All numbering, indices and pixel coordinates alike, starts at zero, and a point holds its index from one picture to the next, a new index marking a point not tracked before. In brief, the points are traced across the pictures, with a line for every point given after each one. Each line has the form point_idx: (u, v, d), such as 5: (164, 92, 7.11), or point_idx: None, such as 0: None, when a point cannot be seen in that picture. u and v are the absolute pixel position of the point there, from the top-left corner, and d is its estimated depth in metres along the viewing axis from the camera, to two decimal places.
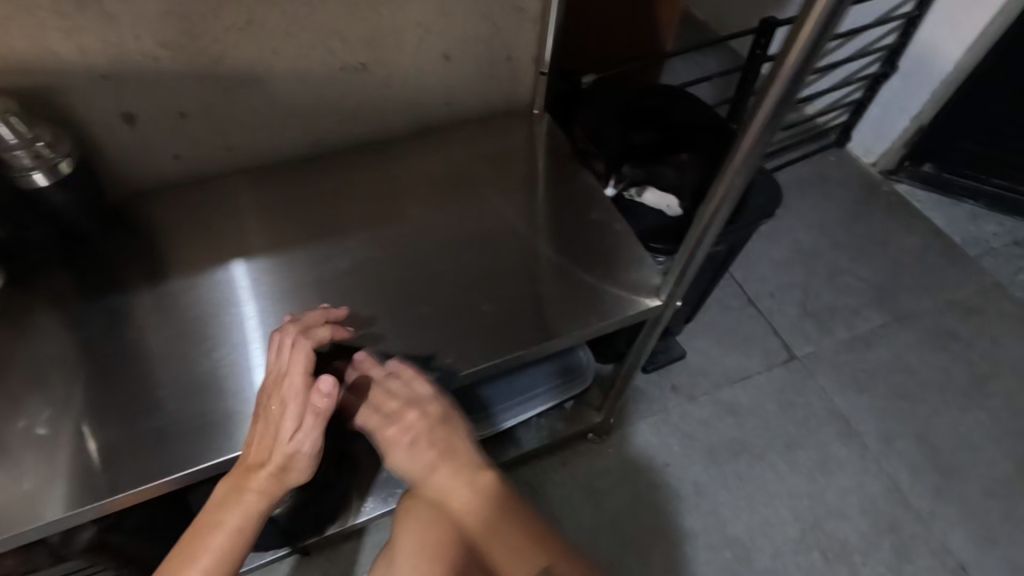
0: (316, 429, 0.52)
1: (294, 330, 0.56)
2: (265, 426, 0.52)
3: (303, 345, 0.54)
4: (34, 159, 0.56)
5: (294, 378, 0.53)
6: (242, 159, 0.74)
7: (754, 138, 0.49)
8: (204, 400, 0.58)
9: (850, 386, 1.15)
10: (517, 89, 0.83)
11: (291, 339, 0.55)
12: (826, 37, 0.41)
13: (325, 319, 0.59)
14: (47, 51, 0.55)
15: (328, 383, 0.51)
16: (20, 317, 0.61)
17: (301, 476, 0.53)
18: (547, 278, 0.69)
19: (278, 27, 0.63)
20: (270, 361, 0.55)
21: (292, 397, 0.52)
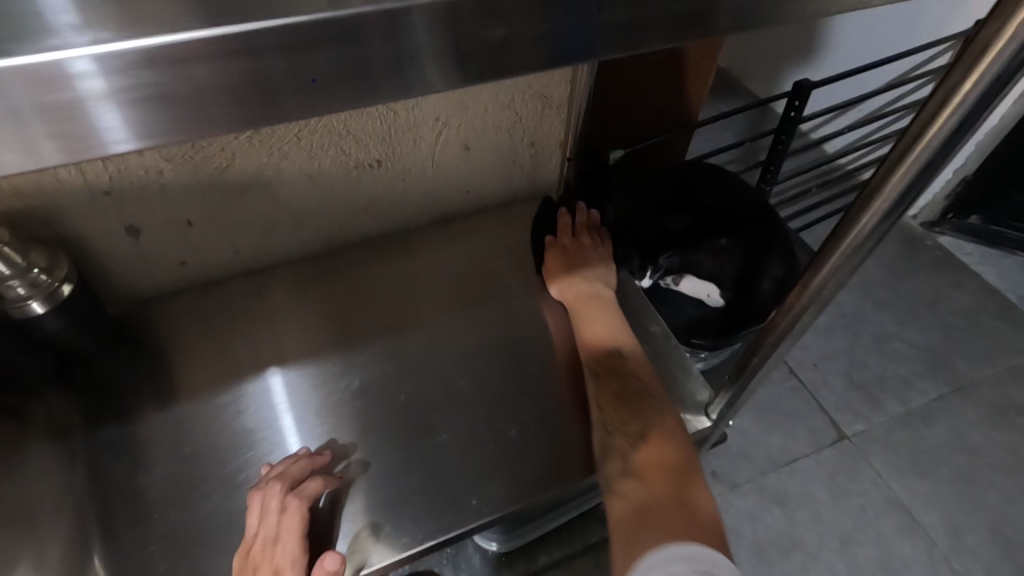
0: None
1: (281, 487, 0.49)
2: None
3: (294, 506, 0.49)
4: (28, 289, 0.52)
5: (288, 545, 0.48)
6: (251, 260, 0.70)
7: (846, 249, 0.45)
8: (208, 554, 0.53)
9: (908, 470, 1.05)
10: (540, 174, 0.79)
11: (278, 501, 0.49)
12: (953, 143, 0.37)
13: (311, 468, 0.53)
14: (45, 175, 0.52)
15: (339, 557, 0.46)
16: (12, 451, 0.57)
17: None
18: (579, 393, 0.63)
19: (288, 132, 0.59)
20: (251, 526, 0.49)
21: (288, 567, 0.47)
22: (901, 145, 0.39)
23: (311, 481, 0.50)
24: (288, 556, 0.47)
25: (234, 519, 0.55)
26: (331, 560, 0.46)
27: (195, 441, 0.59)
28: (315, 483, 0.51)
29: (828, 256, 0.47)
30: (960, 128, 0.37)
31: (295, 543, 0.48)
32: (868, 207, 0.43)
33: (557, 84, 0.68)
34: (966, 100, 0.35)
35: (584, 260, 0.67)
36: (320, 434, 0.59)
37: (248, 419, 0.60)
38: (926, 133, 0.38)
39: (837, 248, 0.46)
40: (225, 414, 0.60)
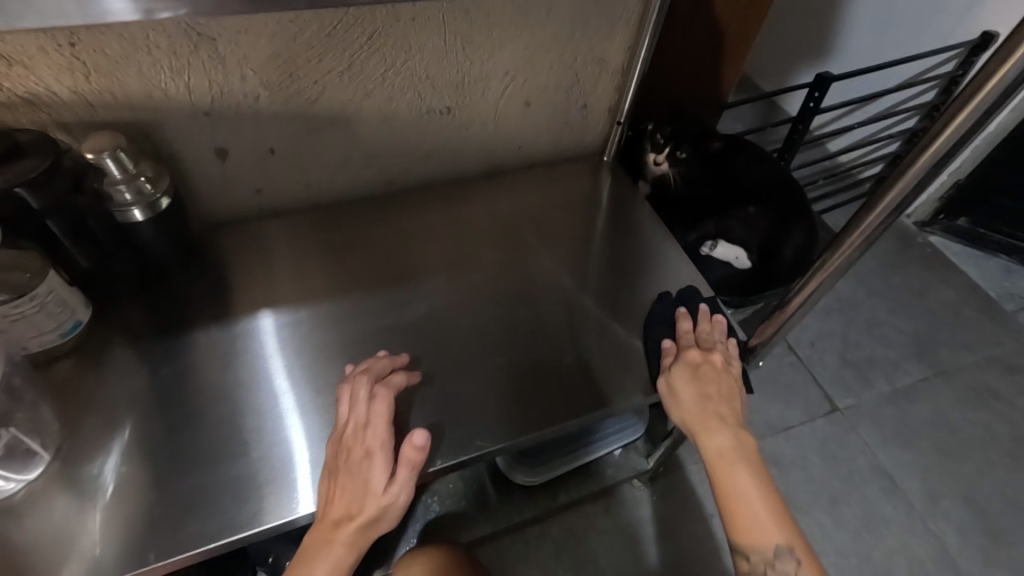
0: (409, 480, 0.51)
1: (367, 379, 0.56)
2: (352, 484, 0.50)
3: (380, 393, 0.55)
4: (134, 195, 0.56)
5: (377, 427, 0.52)
6: (320, 196, 0.75)
7: (880, 214, 0.51)
8: (294, 446, 0.56)
9: (893, 442, 1.14)
10: (587, 136, 0.84)
11: (367, 389, 0.55)
12: (984, 119, 0.43)
13: (391, 369, 0.60)
14: (156, 90, 0.56)
15: (425, 433, 0.52)
16: (101, 349, 0.61)
17: (387, 533, 0.50)
18: (617, 334, 0.69)
19: (376, 70, 0.63)
20: (342, 413, 0.54)
21: (379, 446, 0.51)
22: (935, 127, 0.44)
23: (394, 376, 0.58)
24: (377, 435, 0.52)
25: (319, 414, 0.58)
26: (416, 435, 0.52)
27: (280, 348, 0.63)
28: (398, 379, 0.58)
29: (862, 219, 0.52)
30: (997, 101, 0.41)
31: (382, 426, 0.53)
32: (908, 171, 0.47)
33: (616, 50, 0.74)
34: (991, 89, 0.41)
35: (715, 383, 0.57)
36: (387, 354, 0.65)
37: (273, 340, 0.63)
38: (959, 115, 0.43)
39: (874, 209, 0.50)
40: (305, 328, 0.65)
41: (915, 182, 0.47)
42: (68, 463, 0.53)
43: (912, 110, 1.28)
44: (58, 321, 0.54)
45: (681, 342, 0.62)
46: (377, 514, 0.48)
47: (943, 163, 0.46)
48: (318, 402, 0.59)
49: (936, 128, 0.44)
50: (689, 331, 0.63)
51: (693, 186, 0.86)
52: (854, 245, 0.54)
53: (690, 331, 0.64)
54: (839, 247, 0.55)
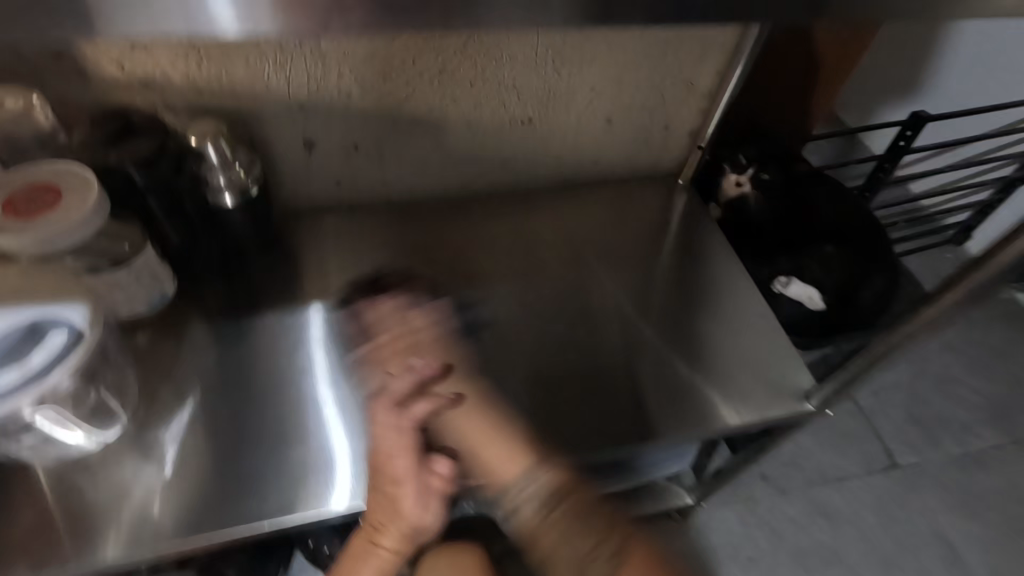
0: (439, 505, 0.56)
1: (389, 411, 0.55)
2: (384, 509, 0.54)
3: (405, 425, 0.55)
4: (228, 181, 0.58)
5: (401, 460, 0.54)
6: (393, 193, 0.76)
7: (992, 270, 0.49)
8: (352, 440, 0.58)
9: (957, 510, 1.07)
10: (665, 157, 0.82)
11: (397, 421, 0.55)
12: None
13: (416, 391, 0.56)
14: (259, 80, 0.58)
15: (446, 467, 0.55)
16: (179, 322, 0.63)
17: (426, 538, 0.58)
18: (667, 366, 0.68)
19: (466, 77, 0.64)
20: (373, 443, 0.55)
21: (406, 478, 0.54)
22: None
23: (417, 406, 0.55)
24: (402, 471, 0.54)
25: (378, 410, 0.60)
26: (439, 466, 0.55)
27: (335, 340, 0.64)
28: (422, 404, 0.56)
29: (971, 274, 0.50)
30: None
31: (409, 459, 0.54)
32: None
33: (706, 73, 0.72)
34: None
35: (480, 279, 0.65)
36: None
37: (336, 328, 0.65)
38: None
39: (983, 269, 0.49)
40: None
41: None
42: (141, 428, 0.56)
43: (1014, 157, 1.21)
44: (148, 292, 0.57)
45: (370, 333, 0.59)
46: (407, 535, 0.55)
47: None
48: (376, 398, 0.61)
49: None
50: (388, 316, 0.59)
51: (773, 216, 0.82)
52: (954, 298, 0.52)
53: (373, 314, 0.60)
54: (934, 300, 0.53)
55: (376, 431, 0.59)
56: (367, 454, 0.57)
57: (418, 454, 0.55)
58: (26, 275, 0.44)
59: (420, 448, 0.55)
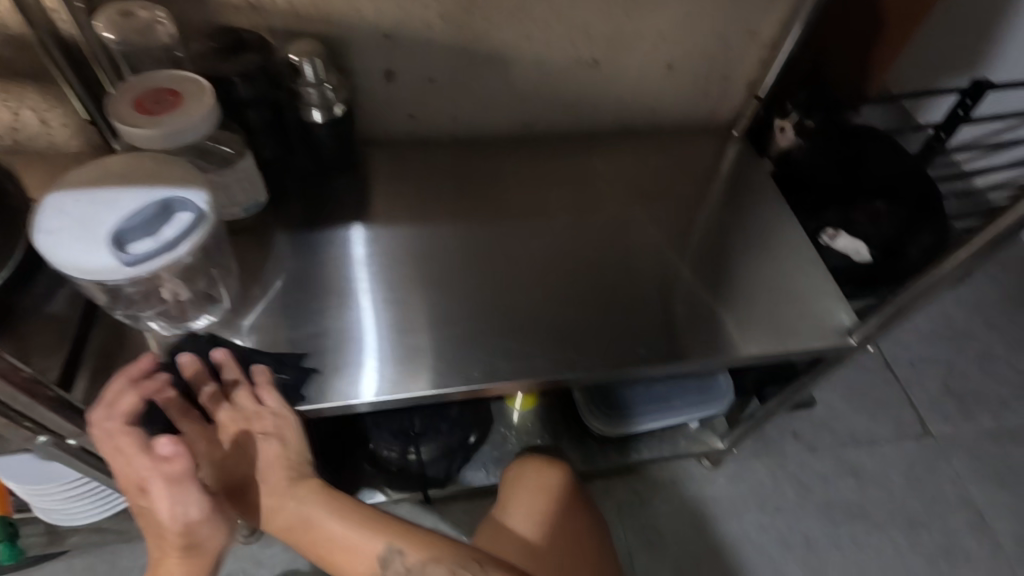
0: (178, 494, 0.52)
1: (102, 418, 0.52)
2: (149, 521, 0.54)
3: (115, 427, 0.52)
4: (319, 99, 0.63)
5: (136, 463, 0.51)
6: (462, 130, 0.80)
7: None
8: (424, 338, 0.66)
9: (988, 479, 1.08)
10: (722, 109, 0.84)
11: (116, 426, 0.52)
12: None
13: (128, 386, 0.54)
14: (352, 8, 0.63)
15: (165, 444, 0.50)
16: (267, 231, 0.71)
17: (212, 536, 0.56)
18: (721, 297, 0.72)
19: (540, 16, 0.68)
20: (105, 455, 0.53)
21: (148, 480, 0.51)
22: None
23: (125, 400, 0.53)
24: (142, 471, 0.51)
25: (445, 319, 0.68)
26: (162, 444, 0.51)
27: (402, 258, 0.72)
28: (131, 398, 0.53)
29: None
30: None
31: (144, 458, 0.52)
32: None
33: (770, 24, 0.74)
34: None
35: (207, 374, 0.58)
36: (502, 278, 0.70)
37: (413, 245, 0.73)
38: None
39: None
40: (436, 241, 0.74)
41: None
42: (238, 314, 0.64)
43: None
44: (246, 198, 0.64)
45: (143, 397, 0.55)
46: (179, 537, 0.53)
47: None
48: (443, 309, 0.69)
49: None
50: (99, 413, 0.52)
51: (819, 168, 0.85)
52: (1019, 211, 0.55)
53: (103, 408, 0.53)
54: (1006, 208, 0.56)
55: (446, 333, 0.67)
56: (440, 352, 0.66)
57: (146, 446, 0.52)
58: (160, 163, 0.51)
59: (144, 439, 0.52)
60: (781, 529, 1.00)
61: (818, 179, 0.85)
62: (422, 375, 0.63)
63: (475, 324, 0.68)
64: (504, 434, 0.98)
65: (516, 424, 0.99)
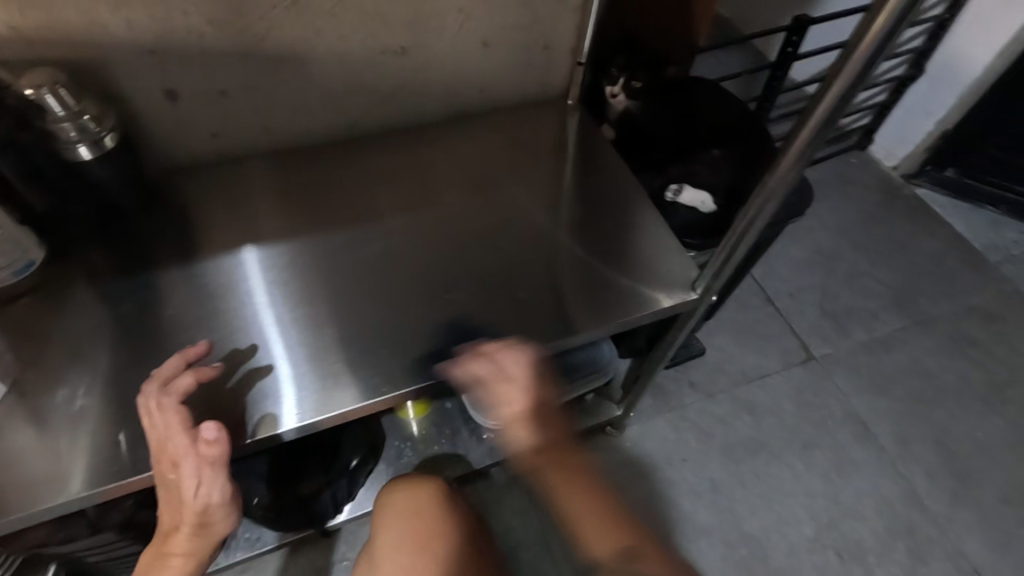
0: (218, 476, 0.51)
1: (153, 389, 0.53)
2: (169, 496, 0.52)
3: (170, 403, 0.52)
4: (78, 132, 0.56)
5: (175, 438, 0.51)
6: (279, 139, 0.74)
7: (813, 128, 0.49)
8: (262, 372, 0.59)
9: (868, 389, 1.15)
10: (551, 78, 0.83)
11: (153, 399, 0.52)
12: (892, 37, 0.41)
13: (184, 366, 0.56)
14: (96, 24, 0.55)
15: (212, 430, 0.51)
16: (58, 289, 0.62)
17: (224, 523, 0.54)
18: (577, 270, 0.69)
19: (323, 6, 0.62)
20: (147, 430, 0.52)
21: (182, 456, 0.51)
22: (853, 41, 0.43)
23: (180, 379, 0.53)
24: (178, 446, 0.51)
25: (288, 347, 0.61)
26: (208, 430, 0.51)
27: (231, 288, 0.64)
28: (187, 379, 0.54)
29: (796, 134, 0.50)
30: (904, 15, 0.40)
31: (183, 433, 0.51)
32: (837, 75, 0.45)
33: None
34: (897, 6, 0.39)
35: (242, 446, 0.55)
36: (342, 293, 0.65)
37: (236, 273, 0.65)
38: (872, 24, 0.41)
39: (809, 122, 0.49)
40: (269, 262, 0.67)
41: (855, 76, 0.44)
42: (27, 392, 0.56)
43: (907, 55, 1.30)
44: (11, 260, 0.57)
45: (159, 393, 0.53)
46: (197, 516, 0.51)
47: (871, 63, 0.43)
48: (285, 335, 0.62)
49: (866, 18, 0.41)
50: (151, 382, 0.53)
51: (658, 125, 0.86)
52: (793, 160, 0.52)
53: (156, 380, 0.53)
54: (779, 162, 0.53)
55: (292, 361, 0.60)
56: (286, 387, 0.59)
57: (192, 427, 0.52)
58: None
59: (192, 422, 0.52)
60: (688, 479, 1.02)
61: (658, 137, 0.86)
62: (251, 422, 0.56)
63: (307, 350, 0.61)
64: (400, 446, 0.94)
65: (416, 434, 0.95)
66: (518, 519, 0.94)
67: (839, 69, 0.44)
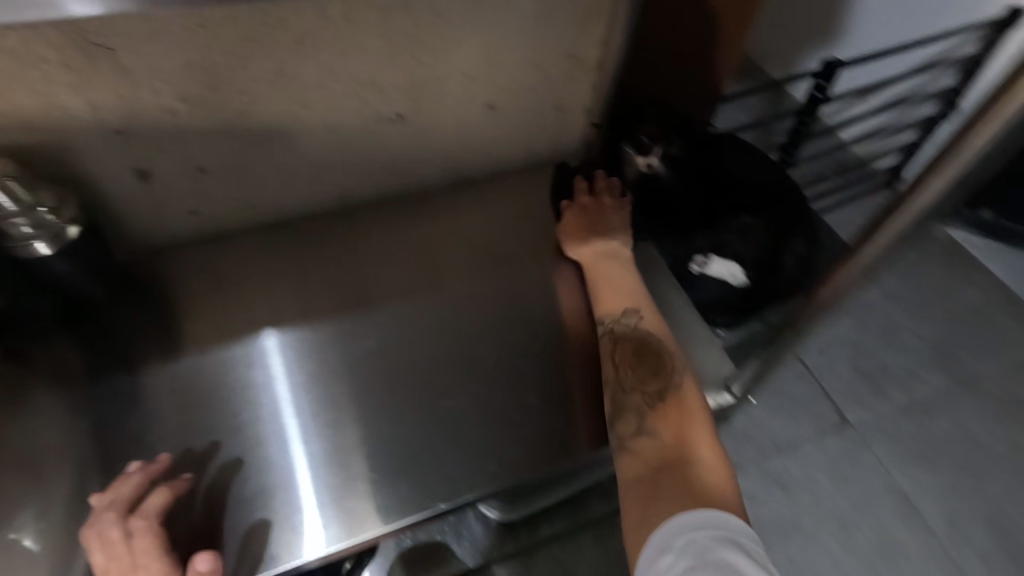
0: None
1: (117, 516, 0.46)
2: None
3: (142, 527, 0.46)
4: (34, 227, 0.50)
5: (150, 567, 0.45)
6: (264, 214, 0.68)
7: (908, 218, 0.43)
8: (240, 500, 0.51)
9: (910, 460, 1.05)
10: (564, 139, 0.76)
11: (119, 526, 0.46)
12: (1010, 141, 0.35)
13: (150, 484, 0.49)
14: (55, 106, 0.49)
15: (205, 558, 0.44)
16: (12, 396, 0.55)
17: None
18: (598, 364, 0.61)
19: (311, 77, 0.56)
20: (108, 570, 0.45)
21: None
22: (960, 138, 0.36)
23: (151, 500, 0.47)
24: None
25: (270, 467, 0.53)
26: (199, 561, 0.44)
27: (213, 394, 0.57)
28: (158, 498, 0.47)
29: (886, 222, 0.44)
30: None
31: (159, 562, 0.45)
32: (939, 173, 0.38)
33: (589, 45, 0.66)
34: (997, 130, 0.34)
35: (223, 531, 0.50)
36: (329, 398, 0.57)
37: (215, 375, 0.58)
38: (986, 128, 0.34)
39: (890, 225, 0.44)
40: (252, 361, 0.59)
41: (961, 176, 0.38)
42: None
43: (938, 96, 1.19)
44: None
45: (124, 515, 0.46)
46: None
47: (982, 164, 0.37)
48: (274, 451, 0.54)
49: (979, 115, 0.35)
50: (113, 507, 0.46)
51: (682, 188, 0.79)
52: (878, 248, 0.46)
53: (120, 503, 0.47)
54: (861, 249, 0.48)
55: (284, 484, 0.52)
56: (273, 517, 0.51)
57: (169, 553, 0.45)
58: None
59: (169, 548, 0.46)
60: None
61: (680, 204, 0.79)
62: (231, 565, 0.48)
63: (292, 470, 0.53)
64: (400, 535, 0.86)
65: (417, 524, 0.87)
66: None
67: (941, 165, 0.38)
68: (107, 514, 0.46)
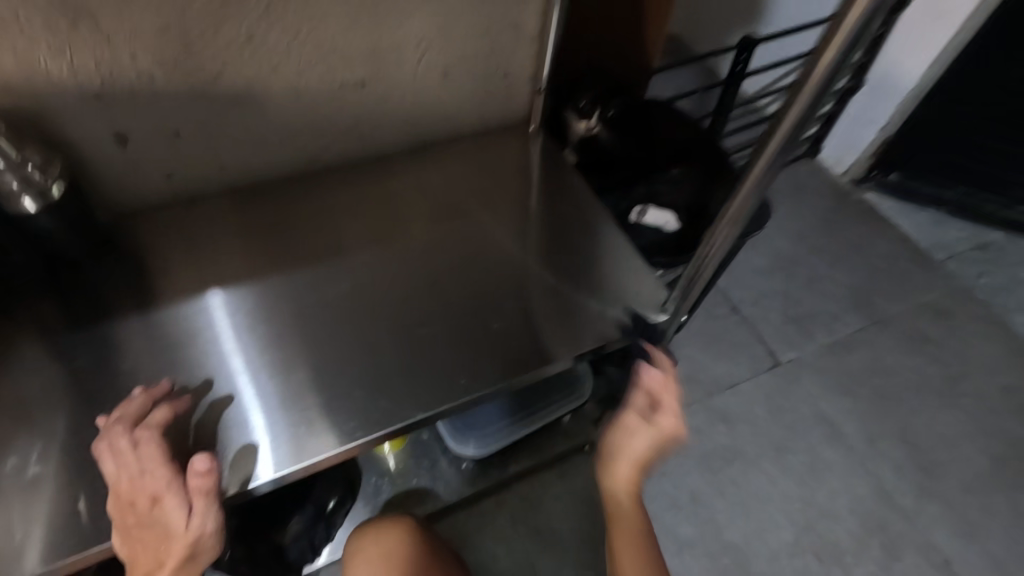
0: (211, 507, 0.50)
1: (124, 429, 0.52)
2: (147, 536, 0.49)
3: (146, 438, 0.52)
4: (21, 183, 0.54)
5: (156, 472, 0.50)
6: (236, 178, 0.72)
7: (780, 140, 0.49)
8: (234, 423, 0.57)
9: (833, 391, 1.18)
10: (513, 105, 0.83)
11: (126, 437, 0.51)
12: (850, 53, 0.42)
13: (153, 405, 0.55)
14: (37, 70, 0.53)
15: (205, 458, 0.50)
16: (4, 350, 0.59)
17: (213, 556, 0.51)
18: (551, 296, 0.69)
19: (278, 43, 0.61)
20: (114, 476, 0.50)
21: (164, 488, 0.50)
22: (818, 49, 0.43)
23: (156, 413, 0.53)
24: (161, 479, 0.50)
25: (257, 394, 0.59)
26: (199, 462, 0.50)
27: (196, 337, 0.62)
28: (161, 413, 0.54)
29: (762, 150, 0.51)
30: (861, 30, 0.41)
31: (163, 468, 0.51)
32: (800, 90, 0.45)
33: (530, 15, 0.73)
34: (842, 39, 0.41)
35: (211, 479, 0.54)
36: (311, 337, 0.63)
37: (201, 319, 0.63)
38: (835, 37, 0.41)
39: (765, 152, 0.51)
40: (234, 308, 0.64)
41: (817, 91, 0.45)
42: None
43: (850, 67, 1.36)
44: None
45: (131, 428, 0.52)
46: (189, 550, 0.49)
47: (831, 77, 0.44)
48: (256, 382, 0.59)
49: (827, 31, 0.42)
50: (120, 421, 0.52)
51: (620, 147, 0.88)
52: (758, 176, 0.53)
53: (126, 419, 0.53)
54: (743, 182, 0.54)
55: (264, 409, 0.58)
56: (262, 434, 0.57)
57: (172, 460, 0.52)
58: None
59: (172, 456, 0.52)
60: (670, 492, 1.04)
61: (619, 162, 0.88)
62: (229, 476, 0.54)
63: (278, 395, 0.59)
64: (378, 482, 0.92)
65: (392, 469, 0.93)
66: (504, 548, 0.92)
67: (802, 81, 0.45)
68: (114, 427, 0.52)
